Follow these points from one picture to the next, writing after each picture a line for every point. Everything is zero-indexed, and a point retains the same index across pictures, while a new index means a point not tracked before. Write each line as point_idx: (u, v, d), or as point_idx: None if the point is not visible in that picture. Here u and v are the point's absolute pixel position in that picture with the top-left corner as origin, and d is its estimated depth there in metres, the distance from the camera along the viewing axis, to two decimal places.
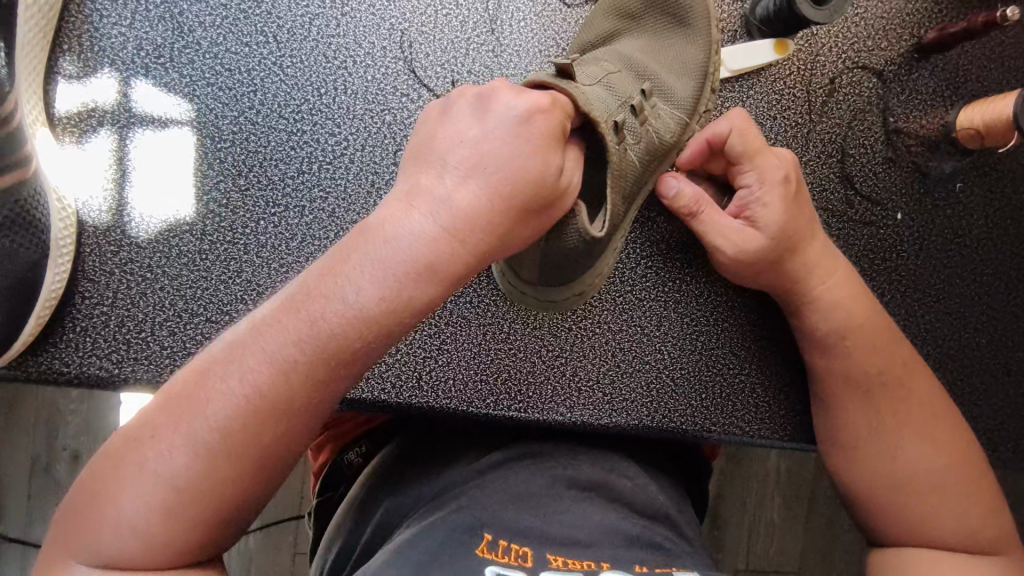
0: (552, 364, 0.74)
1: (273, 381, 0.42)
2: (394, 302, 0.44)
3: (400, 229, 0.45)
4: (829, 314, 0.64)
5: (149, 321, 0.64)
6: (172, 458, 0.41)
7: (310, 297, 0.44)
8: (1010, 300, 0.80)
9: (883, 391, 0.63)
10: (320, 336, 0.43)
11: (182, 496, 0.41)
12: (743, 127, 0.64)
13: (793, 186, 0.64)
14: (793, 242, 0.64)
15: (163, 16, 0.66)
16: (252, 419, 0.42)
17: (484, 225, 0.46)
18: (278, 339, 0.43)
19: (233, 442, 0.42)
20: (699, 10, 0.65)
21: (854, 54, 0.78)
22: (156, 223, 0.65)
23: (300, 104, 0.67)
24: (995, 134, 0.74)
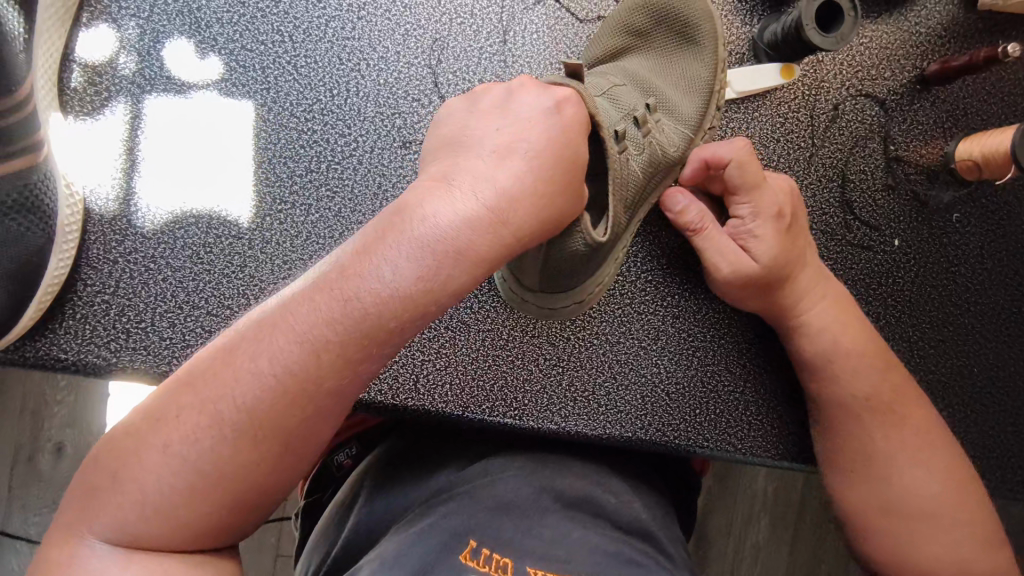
0: (550, 372, 0.74)
1: (304, 360, 0.42)
2: (430, 282, 0.43)
3: (440, 208, 0.44)
4: (819, 338, 0.66)
5: (149, 310, 0.64)
6: (196, 437, 0.41)
7: (341, 276, 0.43)
8: (1002, 330, 0.81)
9: (873, 419, 0.63)
10: (350, 315, 0.42)
11: (204, 477, 0.41)
12: (746, 158, 0.64)
13: (786, 220, 0.65)
14: (787, 274, 0.65)
15: (181, 10, 0.67)
16: (276, 400, 0.42)
17: (523, 211, 0.45)
18: (311, 318, 0.42)
19: (258, 422, 0.42)
20: (706, 31, 0.66)
21: (858, 82, 0.80)
22: (163, 214, 0.65)
23: (312, 103, 0.68)
24: (994, 166, 0.75)
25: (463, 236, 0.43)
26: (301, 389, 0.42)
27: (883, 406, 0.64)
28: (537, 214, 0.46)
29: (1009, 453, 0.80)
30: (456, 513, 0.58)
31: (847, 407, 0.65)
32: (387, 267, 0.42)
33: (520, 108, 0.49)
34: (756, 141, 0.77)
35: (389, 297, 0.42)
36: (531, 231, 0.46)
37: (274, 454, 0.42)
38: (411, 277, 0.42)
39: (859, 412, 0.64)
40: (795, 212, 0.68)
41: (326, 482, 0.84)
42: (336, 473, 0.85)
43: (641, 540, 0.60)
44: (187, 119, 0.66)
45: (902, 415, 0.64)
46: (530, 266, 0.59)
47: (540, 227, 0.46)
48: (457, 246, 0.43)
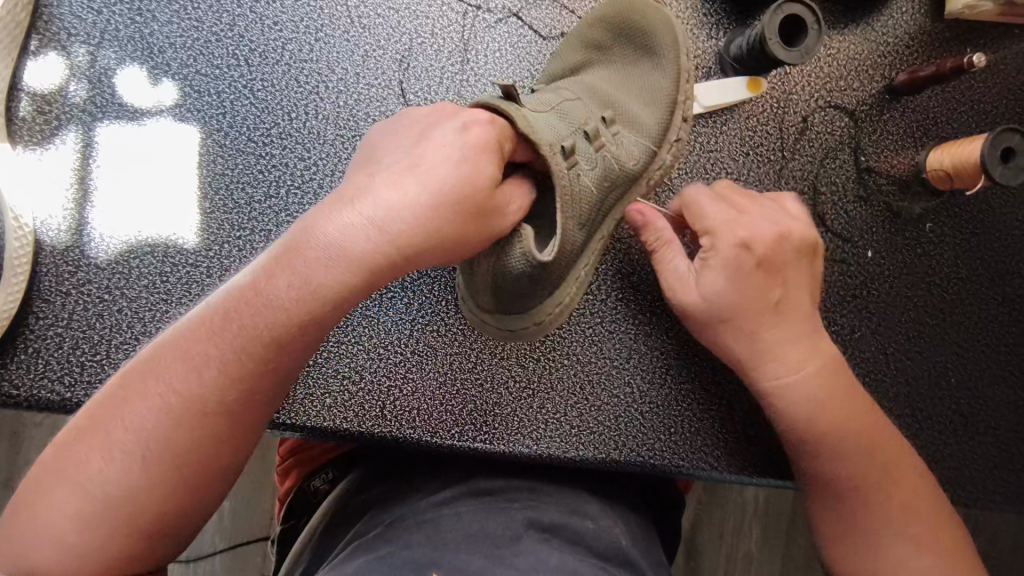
0: (519, 395, 0.73)
1: (201, 375, 0.46)
2: (314, 294, 0.48)
3: (329, 228, 0.48)
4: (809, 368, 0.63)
5: (105, 342, 0.62)
6: (104, 464, 0.43)
7: (245, 296, 0.48)
8: (980, 338, 0.80)
9: (855, 445, 0.62)
10: (250, 330, 0.47)
11: (112, 502, 0.43)
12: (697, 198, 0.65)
13: (753, 259, 0.62)
14: (744, 316, 0.63)
15: (134, 36, 0.66)
16: (180, 417, 0.45)
17: (410, 227, 0.48)
18: (207, 339, 0.46)
19: (167, 441, 0.44)
20: (666, 41, 0.64)
21: (826, 93, 0.79)
22: (117, 244, 0.64)
23: (269, 127, 0.66)
24: (964, 175, 0.75)
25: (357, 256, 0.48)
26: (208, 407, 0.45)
27: (861, 427, 0.62)
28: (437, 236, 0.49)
29: (990, 461, 0.79)
30: (426, 544, 0.57)
31: (836, 436, 0.62)
32: (281, 285, 0.47)
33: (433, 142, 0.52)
34: (725, 155, 0.77)
35: (284, 312, 0.47)
36: (430, 253, 0.50)
37: (180, 474, 0.44)
38: (304, 293, 0.47)
39: (846, 437, 0.62)
40: (779, 257, 0.63)
41: (300, 508, 0.83)
42: (311, 498, 0.83)
43: (618, 564, 0.59)
44: (140, 146, 0.65)
45: (881, 441, 0.63)
46: (484, 283, 0.58)
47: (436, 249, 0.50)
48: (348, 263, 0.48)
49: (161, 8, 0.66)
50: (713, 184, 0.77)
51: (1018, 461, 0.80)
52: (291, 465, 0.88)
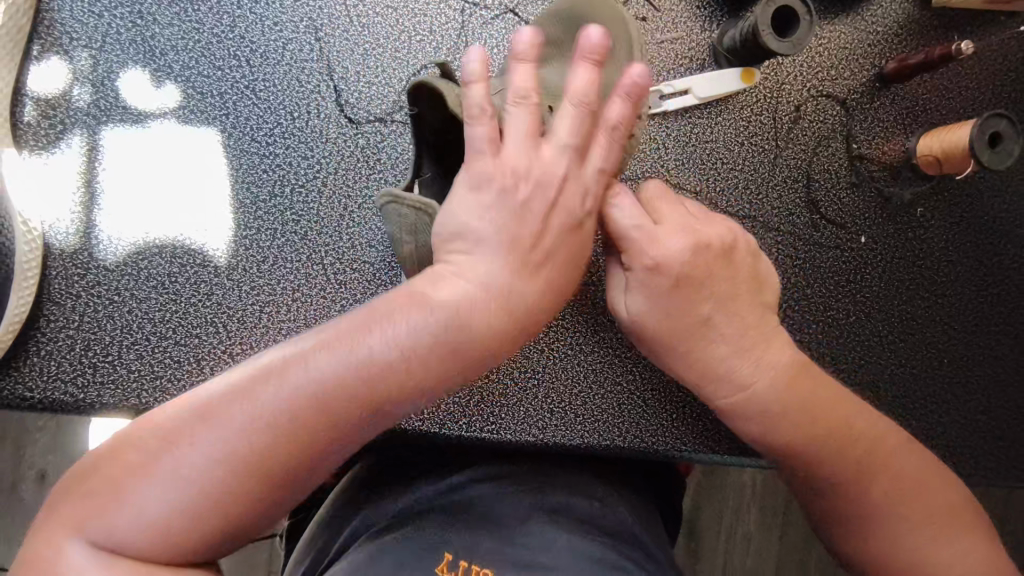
0: (524, 385, 0.74)
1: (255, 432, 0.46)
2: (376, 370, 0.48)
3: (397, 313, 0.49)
4: (772, 380, 0.61)
5: (116, 343, 0.63)
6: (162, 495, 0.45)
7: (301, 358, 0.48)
8: (971, 319, 0.83)
9: (836, 454, 0.61)
10: (337, 377, 0.47)
11: (169, 523, 0.45)
12: (615, 206, 0.60)
13: (670, 279, 0.59)
14: (677, 328, 0.61)
15: (135, 39, 0.66)
16: (235, 462, 0.46)
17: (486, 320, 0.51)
18: (268, 400, 0.46)
19: (226, 478, 0.45)
20: (619, 37, 0.61)
21: (818, 82, 0.80)
22: (124, 245, 0.65)
23: (272, 128, 0.67)
24: (953, 160, 0.77)
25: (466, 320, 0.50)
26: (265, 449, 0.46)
27: (839, 435, 0.61)
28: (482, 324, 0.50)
29: (981, 437, 0.82)
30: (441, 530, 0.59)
31: (811, 448, 0.61)
32: (334, 367, 0.47)
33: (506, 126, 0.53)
34: (720, 145, 0.78)
35: (390, 367, 0.48)
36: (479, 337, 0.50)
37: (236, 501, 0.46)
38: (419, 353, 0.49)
39: (827, 448, 0.61)
40: (701, 270, 0.60)
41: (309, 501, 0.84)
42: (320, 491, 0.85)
43: (625, 544, 0.61)
44: (145, 149, 0.66)
45: (871, 447, 0.62)
46: None
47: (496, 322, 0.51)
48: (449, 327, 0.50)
49: (161, 11, 0.66)
50: (710, 174, 0.78)
51: (1007, 438, 0.82)
52: None
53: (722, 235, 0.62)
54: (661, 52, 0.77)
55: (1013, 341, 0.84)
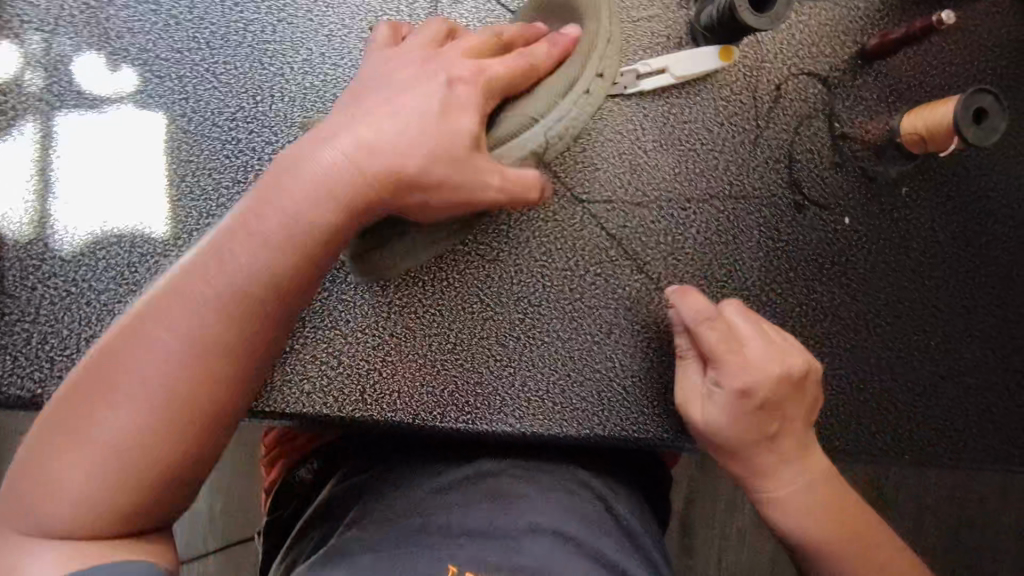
0: (500, 374, 0.72)
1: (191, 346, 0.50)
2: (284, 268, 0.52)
3: (277, 202, 0.52)
4: (786, 493, 0.64)
5: (74, 336, 0.61)
6: (112, 426, 0.48)
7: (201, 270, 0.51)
8: (959, 301, 0.81)
9: (823, 530, 0.63)
10: (234, 291, 0.51)
11: (118, 461, 0.48)
12: (702, 322, 0.67)
13: (755, 402, 0.64)
14: (742, 459, 0.65)
15: (89, 21, 0.64)
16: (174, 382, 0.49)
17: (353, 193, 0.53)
18: (184, 315, 0.50)
19: (164, 396, 0.49)
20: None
21: (798, 60, 0.78)
22: (81, 235, 0.63)
23: (234, 111, 0.65)
24: (937, 139, 0.74)
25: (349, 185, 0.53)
26: (197, 361, 0.50)
27: (835, 542, 0.62)
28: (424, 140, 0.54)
29: (970, 422, 0.80)
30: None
31: (772, 479, 0.65)
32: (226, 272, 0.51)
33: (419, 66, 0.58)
34: (699, 126, 0.76)
35: (297, 257, 0.52)
36: (412, 156, 0.54)
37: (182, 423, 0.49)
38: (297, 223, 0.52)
39: (797, 481, 0.64)
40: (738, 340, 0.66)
41: (287, 497, 0.83)
42: (298, 487, 0.83)
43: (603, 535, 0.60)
44: (102, 136, 0.64)
45: (843, 503, 0.64)
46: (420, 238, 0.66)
47: (413, 159, 0.54)
48: (322, 216, 0.52)
49: None
50: (688, 155, 0.77)
51: (997, 421, 0.81)
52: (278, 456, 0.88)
53: (797, 364, 0.65)
54: (637, 30, 0.76)
55: (1003, 323, 0.82)
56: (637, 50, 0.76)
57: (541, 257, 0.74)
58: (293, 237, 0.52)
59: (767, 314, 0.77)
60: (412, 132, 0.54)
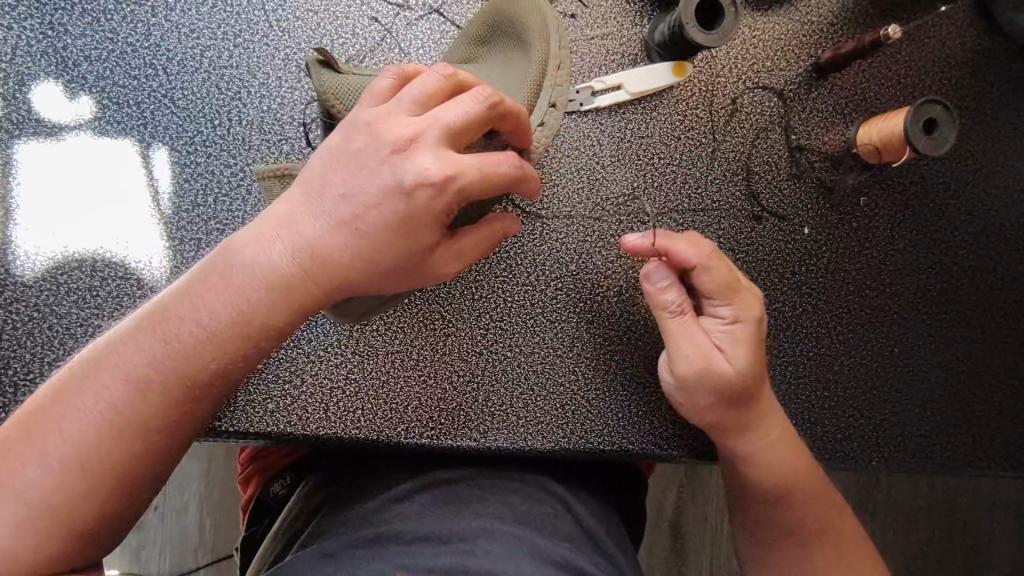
0: (464, 389, 0.73)
1: (129, 399, 0.49)
2: (236, 330, 0.51)
3: (253, 252, 0.51)
4: (768, 449, 0.68)
5: (36, 360, 0.62)
6: (35, 475, 0.47)
7: (160, 319, 0.51)
8: (920, 307, 0.82)
9: (795, 483, 0.68)
10: (183, 355, 0.50)
11: (36, 511, 0.47)
12: (708, 262, 0.67)
13: (755, 347, 0.67)
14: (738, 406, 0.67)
15: (47, 50, 0.65)
16: (106, 438, 0.49)
17: (339, 258, 0.51)
18: (131, 363, 0.50)
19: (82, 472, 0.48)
20: (531, 23, 0.62)
21: (754, 74, 0.80)
22: (42, 260, 0.63)
23: (193, 136, 0.66)
24: (891, 148, 0.76)
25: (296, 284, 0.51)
26: (122, 435, 0.49)
27: (803, 491, 0.68)
28: (377, 255, 0.51)
29: (935, 427, 0.81)
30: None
31: (755, 437, 0.68)
32: (183, 330, 0.50)
33: (396, 146, 0.49)
34: (656, 141, 0.78)
35: (243, 328, 0.51)
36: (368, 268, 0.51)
37: (109, 482, 0.49)
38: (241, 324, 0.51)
39: (773, 441, 0.68)
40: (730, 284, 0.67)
41: (260, 514, 0.83)
42: (271, 504, 0.84)
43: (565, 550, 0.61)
44: (63, 163, 0.65)
45: (805, 457, 0.69)
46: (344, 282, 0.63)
47: (364, 269, 0.51)
48: (265, 313, 0.51)
49: (73, 21, 0.65)
50: (647, 169, 0.78)
51: (962, 425, 0.82)
52: (250, 473, 0.88)
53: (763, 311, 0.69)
54: (592, 48, 0.77)
55: (965, 328, 0.83)
56: (592, 68, 0.77)
57: (502, 273, 0.75)
58: (238, 324, 0.51)
59: None
60: (373, 235, 0.50)
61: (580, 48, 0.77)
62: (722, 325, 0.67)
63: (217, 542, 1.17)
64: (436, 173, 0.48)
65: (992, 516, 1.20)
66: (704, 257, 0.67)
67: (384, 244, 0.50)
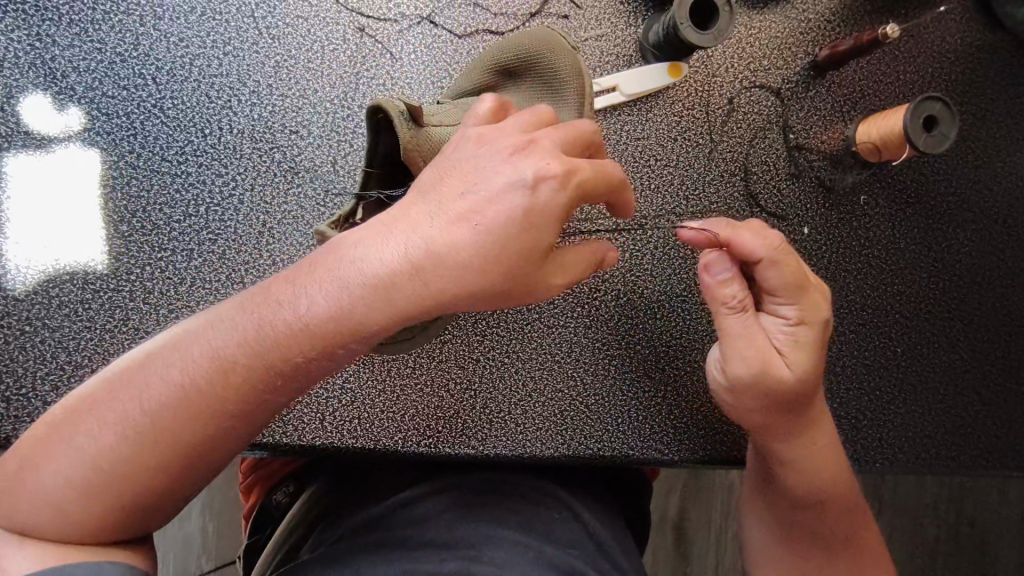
0: (462, 396, 0.72)
1: (161, 414, 0.47)
2: (279, 354, 0.48)
3: (316, 276, 0.49)
4: (814, 458, 0.64)
5: (29, 374, 0.61)
6: (64, 473, 0.46)
7: (207, 335, 0.49)
8: (923, 306, 0.81)
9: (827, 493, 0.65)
10: (225, 376, 0.47)
11: (60, 511, 0.46)
12: (775, 256, 0.60)
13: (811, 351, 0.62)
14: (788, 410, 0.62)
15: (35, 62, 0.64)
16: (134, 451, 0.46)
17: (395, 293, 0.48)
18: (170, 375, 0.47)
19: (131, 462, 0.46)
20: (569, 82, 0.62)
21: (750, 74, 0.79)
22: (34, 274, 0.63)
23: (184, 146, 0.65)
24: (890, 146, 0.75)
25: (365, 294, 0.48)
26: (168, 439, 0.47)
27: (838, 501, 0.65)
28: (469, 263, 0.48)
29: (940, 427, 0.80)
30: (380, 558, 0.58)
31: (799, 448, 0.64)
32: (226, 348, 0.48)
33: (509, 155, 0.50)
34: (653, 142, 0.77)
35: (284, 352, 0.48)
36: (444, 280, 0.48)
37: (131, 496, 0.47)
38: (298, 336, 0.48)
39: (817, 452, 0.65)
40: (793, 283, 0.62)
41: (260, 524, 0.83)
42: (271, 513, 0.83)
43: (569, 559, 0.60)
44: (54, 175, 0.64)
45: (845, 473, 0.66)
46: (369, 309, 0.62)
47: (412, 302, 0.49)
48: (320, 332, 0.48)
49: (60, 32, 0.65)
50: (643, 171, 0.77)
51: (967, 425, 0.81)
52: (251, 482, 0.88)
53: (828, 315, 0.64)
54: (587, 49, 0.76)
55: (969, 326, 0.82)
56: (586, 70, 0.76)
57: None
58: (280, 348, 0.48)
59: None
60: (479, 236, 0.48)
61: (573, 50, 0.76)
62: (784, 326, 0.62)
63: (222, 551, 1.16)
64: (551, 184, 0.48)
65: (1000, 512, 1.19)
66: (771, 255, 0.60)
67: (472, 249, 0.48)
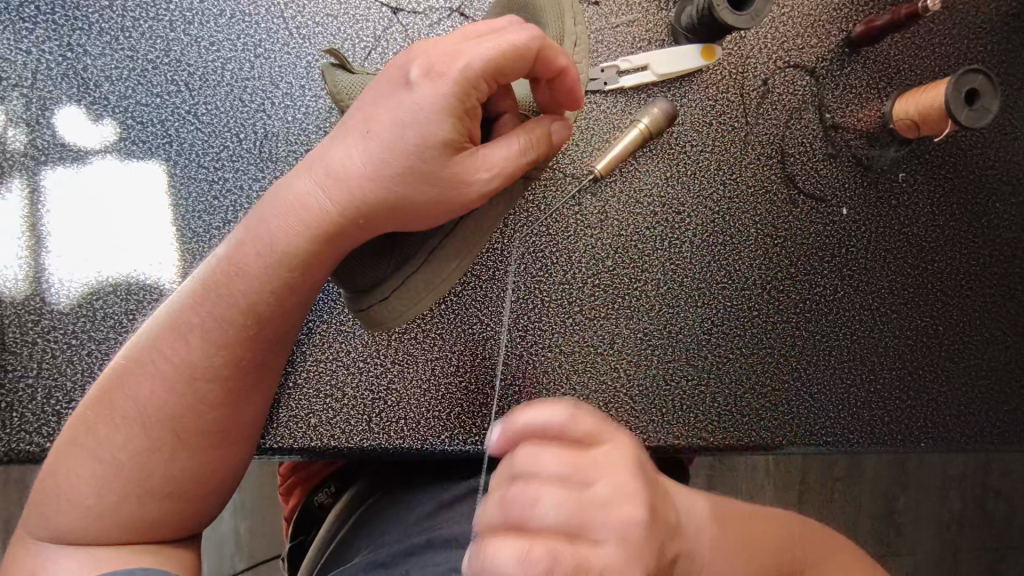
0: (507, 392, 0.72)
1: (174, 372, 0.55)
2: (262, 295, 0.54)
3: (276, 223, 0.53)
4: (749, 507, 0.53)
5: (78, 388, 0.61)
6: (111, 445, 0.54)
7: (197, 295, 0.56)
8: (965, 283, 0.80)
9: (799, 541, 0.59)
10: (220, 322, 0.55)
11: (121, 472, 0.54)
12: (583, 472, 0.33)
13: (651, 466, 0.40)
14: (664, 536, 0.34)
15: (67, 73, 0.64)
16: (160, 407, 0.55)
17: (351, 218, 0.52)
18: (174, 342, 0.55)
19: (162, 416, 0.55)
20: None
21: (784, 53, 0.78)
22: (77, 286, 0.63)
23: (219, 152, 0.65)
24: (931, 122, 0.73)
25: (303, 235, 0.53)
26: (183, 391, 0.55)
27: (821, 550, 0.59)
28: (415, 187, 0.51)
29: (983, 403, 0.79)
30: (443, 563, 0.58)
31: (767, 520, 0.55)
32: (214, 302, 0.55)
33: (407, 79, 0.50)
34: (688, 129, 0.76)
35: (269, 291, 0.54)
36: (389, 193, 0.51)
37: (169, 448, 0.55)
38: (261, 284, 0.54)
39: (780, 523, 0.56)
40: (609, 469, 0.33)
41: (305, 524, 0.83)
42: (315, 513, 0.83)
43: None
44: (92, 188, 0.64)
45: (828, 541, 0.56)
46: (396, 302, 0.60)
47: (374, 216, 0.53)
48: (283, 265, 0.53)
49: (91, 41, 0.64)
50: (680, 158, 0.76)
51: (1011, 401, 0.80)
52: (292, 483, 0.87)
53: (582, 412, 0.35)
54: (617, 36, 0.75)
55: (1012, 300, 0.80)
56: (617, 57, 0.75)
57: (537, 273, 0.74)
58: (261, 288, 0.54)
59: (773, 313, 0.76)
60: (373, 151, 0.50)
61: (605, 37, 0.75)
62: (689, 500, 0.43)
63: (256, 548, 1.17)
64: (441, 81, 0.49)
65: None
66: (575, 498, 0.31)
67: (379, 166, 0.51)
